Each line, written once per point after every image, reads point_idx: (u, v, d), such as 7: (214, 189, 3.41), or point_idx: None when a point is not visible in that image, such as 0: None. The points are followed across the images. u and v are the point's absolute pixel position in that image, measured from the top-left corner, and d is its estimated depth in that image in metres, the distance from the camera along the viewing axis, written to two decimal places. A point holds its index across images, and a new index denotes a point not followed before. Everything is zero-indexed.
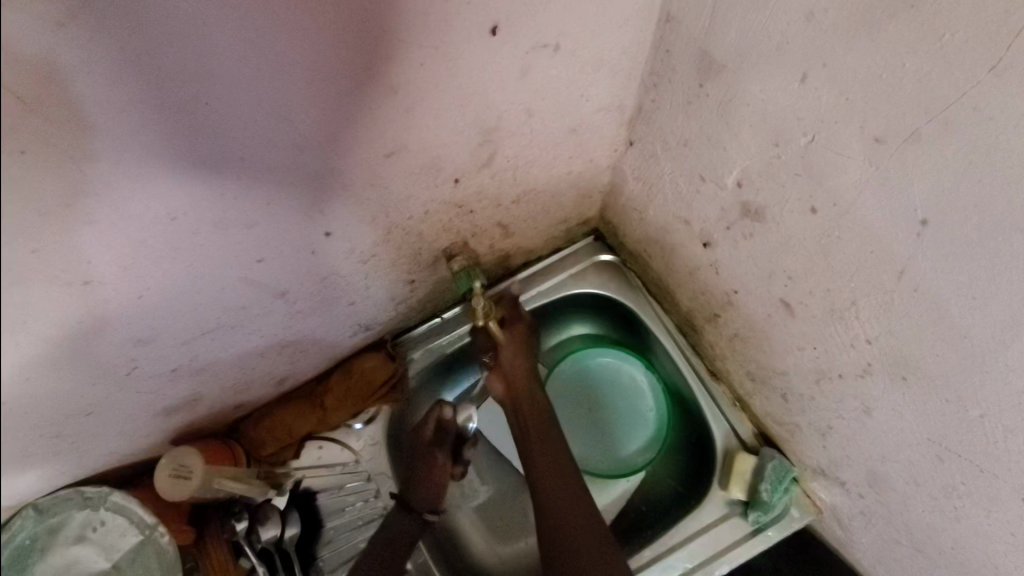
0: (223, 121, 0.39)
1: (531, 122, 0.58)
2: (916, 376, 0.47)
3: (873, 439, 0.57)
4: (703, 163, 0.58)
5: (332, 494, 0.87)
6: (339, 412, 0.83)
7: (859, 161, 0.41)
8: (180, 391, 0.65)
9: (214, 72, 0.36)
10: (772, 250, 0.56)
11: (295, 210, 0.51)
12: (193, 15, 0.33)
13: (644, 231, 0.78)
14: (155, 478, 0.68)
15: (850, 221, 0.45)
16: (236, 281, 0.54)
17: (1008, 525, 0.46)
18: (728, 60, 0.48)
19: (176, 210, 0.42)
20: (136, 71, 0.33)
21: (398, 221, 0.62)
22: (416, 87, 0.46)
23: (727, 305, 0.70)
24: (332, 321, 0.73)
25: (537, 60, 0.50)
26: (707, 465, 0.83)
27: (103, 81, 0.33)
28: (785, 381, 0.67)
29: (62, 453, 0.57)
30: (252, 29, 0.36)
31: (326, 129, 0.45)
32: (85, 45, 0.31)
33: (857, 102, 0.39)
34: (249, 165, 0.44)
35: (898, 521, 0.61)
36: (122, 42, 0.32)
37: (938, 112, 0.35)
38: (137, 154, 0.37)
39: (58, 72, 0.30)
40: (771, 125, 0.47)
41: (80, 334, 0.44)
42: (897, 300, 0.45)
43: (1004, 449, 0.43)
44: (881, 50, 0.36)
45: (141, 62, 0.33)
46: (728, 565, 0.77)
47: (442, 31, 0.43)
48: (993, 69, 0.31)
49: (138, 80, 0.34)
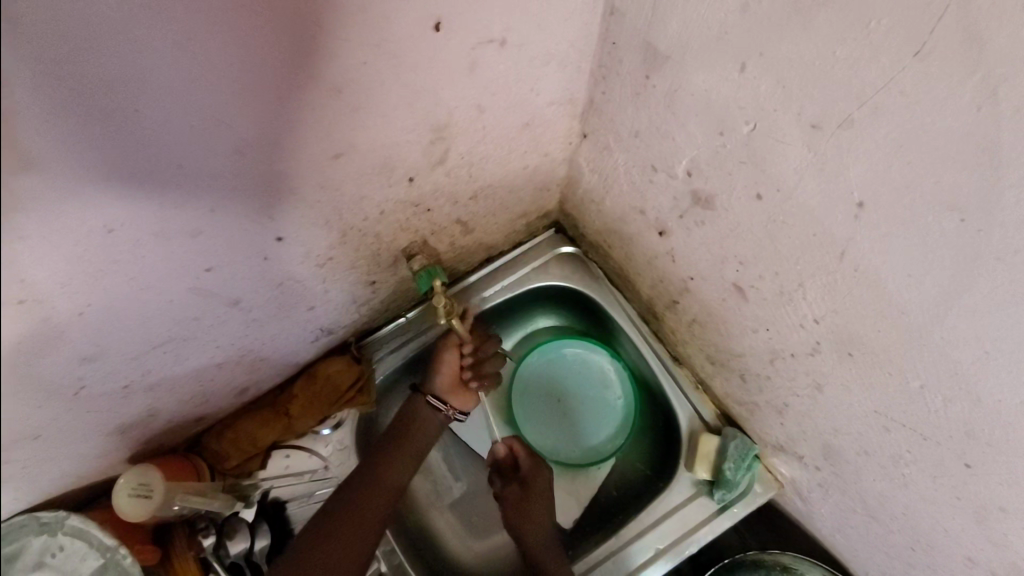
0: (156, 128, 0.37)
1: (483, 118, 0.58)
2: (860, 352, 0.50)
3: (825, 413, 0.60)
4: (653, 153, 0.59)
5: (302, 503, 0.84)
6: (305, 419, 0.81)
7: (799, 148, 0.43)
8: (133, 408, 0.62)
9: (145, 78, 0.35)
10: (722, 237, 0.58)
11: (243, 214, 0.49)
12: (111, 18, 0.31)
13: (602, 221, 0.79)
14: (113, 499, 0.64)
15: (792, 205, 0.47)
16: (186, 291, 0.52)
17: (953, 489, 0.49)
18: (672, 52, 0.48)
19: (112, 221, 0.40)
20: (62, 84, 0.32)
21: (354, 222, 0.61)
22: (362, 85, 0.45)
23: (685, 292, 0.71)
24: (293, 327, 0.72)
25: (484, 56, 0.50)
26: (675, 448, 0.85)
27: (36, 86, 0.30)
28: (741, 363, 0.69)
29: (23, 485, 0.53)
30: (177, 33, 0.34)
31: (268, 135, 0.44)
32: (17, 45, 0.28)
33: (794, 90, 0.40)
34: (190, 172, 0.42)
35: (853, 490, 0.64)
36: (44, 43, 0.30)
37: (868, 98, 0.36)
38: (72, 164, 0.34)
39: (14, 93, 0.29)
40: (715, 114, 0.48)
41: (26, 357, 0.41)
42: (840, 280, 0.47)
43: (943, 416, 0.46)
44: (813, 38, 0.37)
45: (65, 75, 0.32)
46: (698, 543, 0.79)
47: (384, 31, 0.42)
48: (917, 54, 0.32)
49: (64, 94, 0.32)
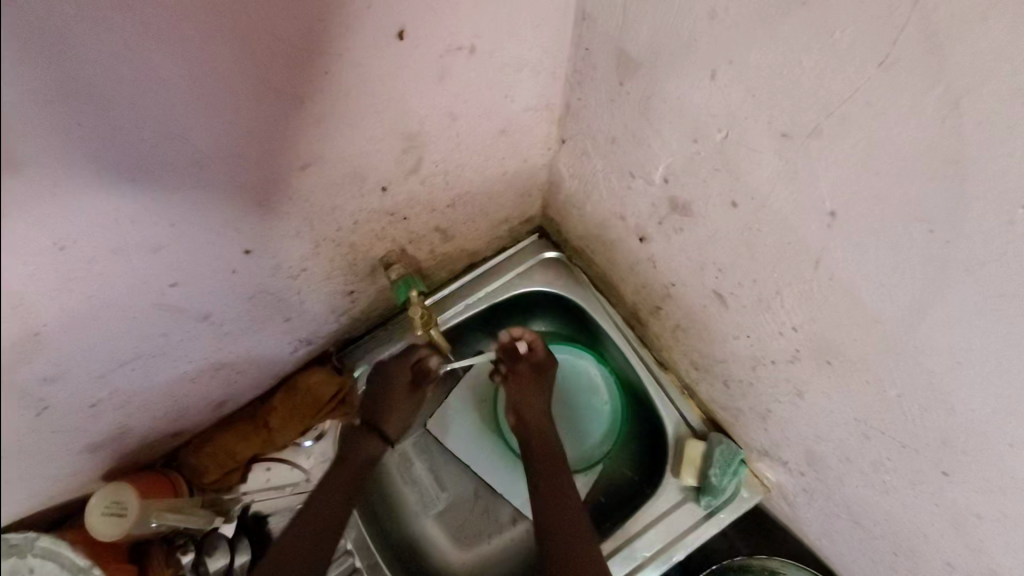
0: (104, 142, 0.36)
1: (456, 126, 0.56)
2: (838, 360, 0.49)
3: (806, 419, 0.59)
4: (630, 159, 0.58)
5: (284, 517, 0.82)
6: (285, 432, 0.79)
7: (771, 157, 0.42)
8: (103, 425, 0.61)
9: (90, 88, 0.33)
10: (700, 243, 0.57)
11: (205, 230, 0.48)
12: (48, 25, 0.30)
13: (584, 226, 0.78)
14: (86, 518, 0.63)
15: (767, 214, 0.46)
16: (150, 307, 0.51)
17: (932, 496, 0.49)
18: (644, 58, 0.48)
19: (63, 238, 0.38)
20: (13, 95, 0.30)
21: (327, 233, 0.60)
22: (324, 96, 0.44)
23: (667, 297, 0.70)
24: (269, 339, 0.71)
25: (453, 63, 0.49)
26: (661, 453, 0.84)
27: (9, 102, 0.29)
28: (724, 369, 0.68)
29: None
30: (120, 40, 0.33)
31: (226, 146, 0.42)
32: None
33: (764, 99, 0.39)
34: (145, 187, 0.40)
35: (837, 496, 0.63)
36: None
37: (835, 107, 0.35)
38: (32, 183, 0.33)
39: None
40: (689, 122, 0.47)
41: None
42: (816, 288, 0.46)
43: (920, 425, 0.45)
44: (779, 47, 0.36)
45: (11, 86, 0.30)
46: (686, 549, 0.79)
47: (344, 39, 0.41)
48: (881, 65, 0.31)
49: (18, 108, 0.30)
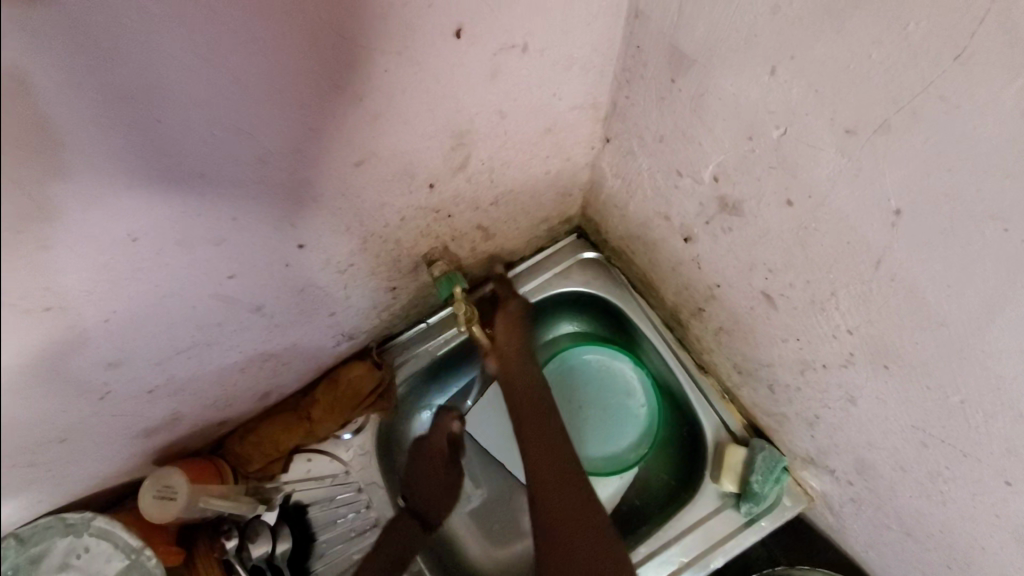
0: (180, 139, 0.38)
1: (504, 123, 0.57)
2: (898, 365, 0.47)
3: (858, 426, 0.57)
4: (678, 157, 0.58)
5: (322, 507, 0.85)
6: (326, 424, 0.82)
7: (831, 153, 0.41)
8: (159, 411, 0.63)
9: (171, 87, 0.35)
10: (749, 243, 0.56)
11: (263, 224, 0.49)
12: (138, 29, 0.32)
13: (625, 227, 0.78)
14: (140, 502, 0.66)
15: (825, 212, 0.45)
16: (208, 297, 0.53)
17: (993, 507, 0.47)
18: (698, 55, 0.47)
19: (136, 230, 0.40)
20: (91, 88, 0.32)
21: (375, 229, 0.62)
22: (382, 93, 0.45)
23: (711, 299, 0.69)
24: (314, 332, 0.72)
25: (505, 62, 0.49)
26: (700, 458, 0.83)
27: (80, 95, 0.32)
28: (770, 372, 0.67)
29: (41, 485, 0.54)
30: (201, 42, 0.34)
31: (290, 142, 0.44)
32: (54, 53, 0.30)
33: (826, 94, 0.38)
34: (213, 181, 0.42)
35: (888, 507, 0.61)
36: (81, 52, 0.31)
37: (905, 103, 0.34)
38: (97, 170, 0.35)
39: (16, 88, 0.29)
40: (744, 119, 0.47)
41: (57, 355, 0.42)
42: (875, 290, 0.45)
43: (985, 432, 0.43)
44: (847, 42, 0.35)
45: (91, 82, 0.32)
46: (724, 556, 0.77)
47: (405, 37, 0.42)
48: (958, 58, 0.31)
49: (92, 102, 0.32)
